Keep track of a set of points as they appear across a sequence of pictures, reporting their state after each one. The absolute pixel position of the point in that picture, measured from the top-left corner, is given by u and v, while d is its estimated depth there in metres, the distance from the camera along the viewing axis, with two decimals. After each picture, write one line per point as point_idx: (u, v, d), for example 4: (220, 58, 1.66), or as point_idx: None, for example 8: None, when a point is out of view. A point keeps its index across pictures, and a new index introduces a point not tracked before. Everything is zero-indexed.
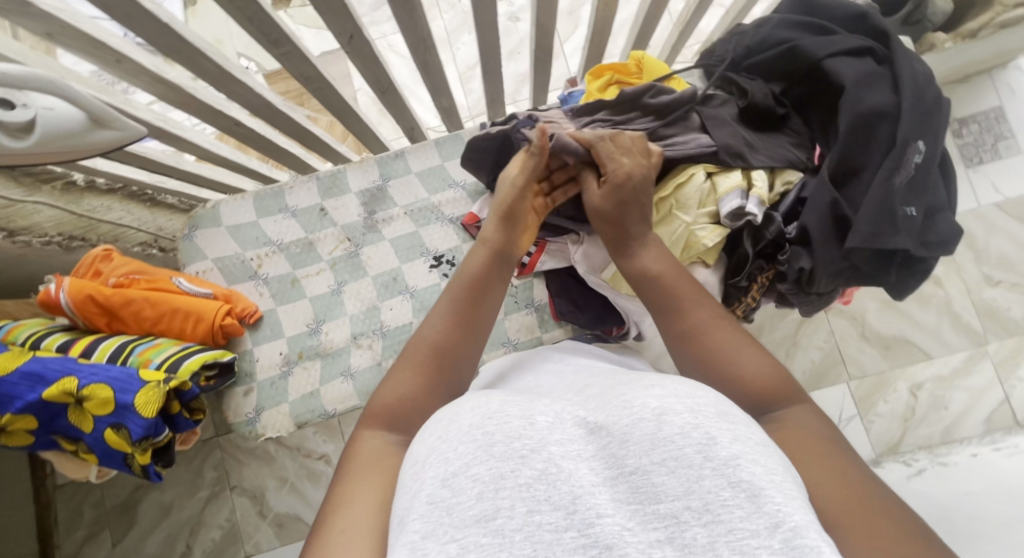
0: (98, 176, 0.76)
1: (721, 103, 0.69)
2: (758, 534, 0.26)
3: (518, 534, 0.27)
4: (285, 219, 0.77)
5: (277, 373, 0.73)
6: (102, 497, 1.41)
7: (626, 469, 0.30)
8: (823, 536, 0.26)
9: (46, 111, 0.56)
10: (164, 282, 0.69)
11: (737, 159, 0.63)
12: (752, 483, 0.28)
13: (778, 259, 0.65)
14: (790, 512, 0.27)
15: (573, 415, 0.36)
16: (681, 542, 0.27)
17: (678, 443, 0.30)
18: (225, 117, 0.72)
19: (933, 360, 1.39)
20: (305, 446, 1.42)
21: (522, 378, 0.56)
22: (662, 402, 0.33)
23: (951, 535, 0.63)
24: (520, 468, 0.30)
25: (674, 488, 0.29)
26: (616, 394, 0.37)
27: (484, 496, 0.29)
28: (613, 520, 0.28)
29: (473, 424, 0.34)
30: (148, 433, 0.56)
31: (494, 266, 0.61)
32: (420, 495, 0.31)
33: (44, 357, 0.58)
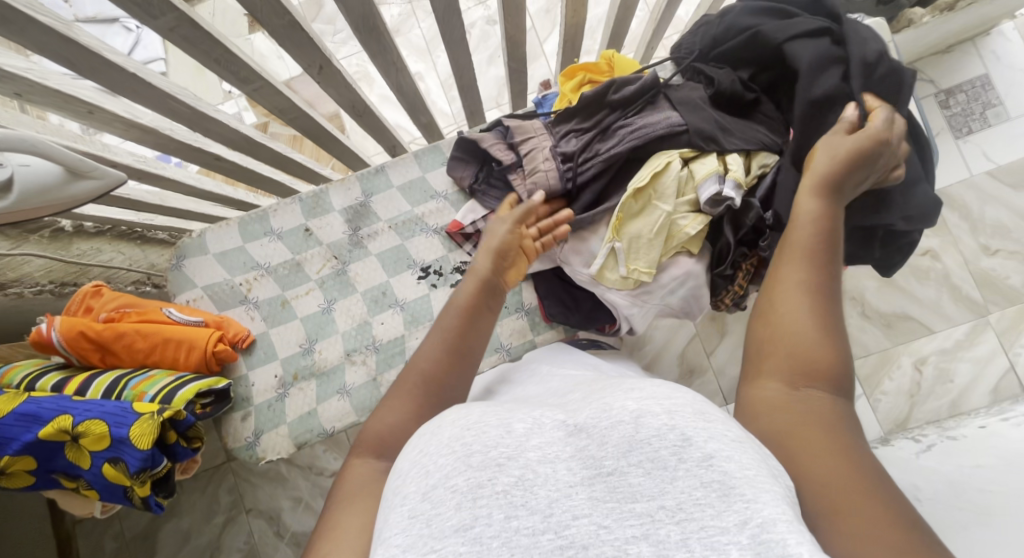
0: (85, 221, 0.78)
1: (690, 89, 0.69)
2: (727, 531, 0.26)
3: (495, 541, 0.27)
4: (272, 242, 0.77)
5: (274, 397, 0.74)
6: (121, 530, 1.42)
7: (602, 471, 0.30)
8: (792, 527, 0.26)
9: (21, 168, 0.56)
10: (155, 313, 0.69)
11: (711, 142, 0.64)
12: (723, 482, 0.29)
13: (760, 246, 0.66)
14: (758, 509, 0.27)
15: (552, 420, 0.37)
16: (656, 539, 0.26)
17: (654, 444, 0.31)
18: (205, 153, 0.72)
19: (936, 334, 1.38)
20: (317, 464, 1.44)
21: (513, 389, 0.57)
22: (640, 404, 0.33)
23: (960, 509, 0.63)
24: (498, 476, 0.30)
25: (649, 488, 0.29)
26: (596, 396, 0.38)
27: (462, 506, 0.29)
28: (590, 519, 0.28)
29: (452, 437, 0.35)
30: (145, 464, 0.57)
31: (483, 296, 0.60)
32: (402, 510, 0.31)
33: (38, 397, 0.58)
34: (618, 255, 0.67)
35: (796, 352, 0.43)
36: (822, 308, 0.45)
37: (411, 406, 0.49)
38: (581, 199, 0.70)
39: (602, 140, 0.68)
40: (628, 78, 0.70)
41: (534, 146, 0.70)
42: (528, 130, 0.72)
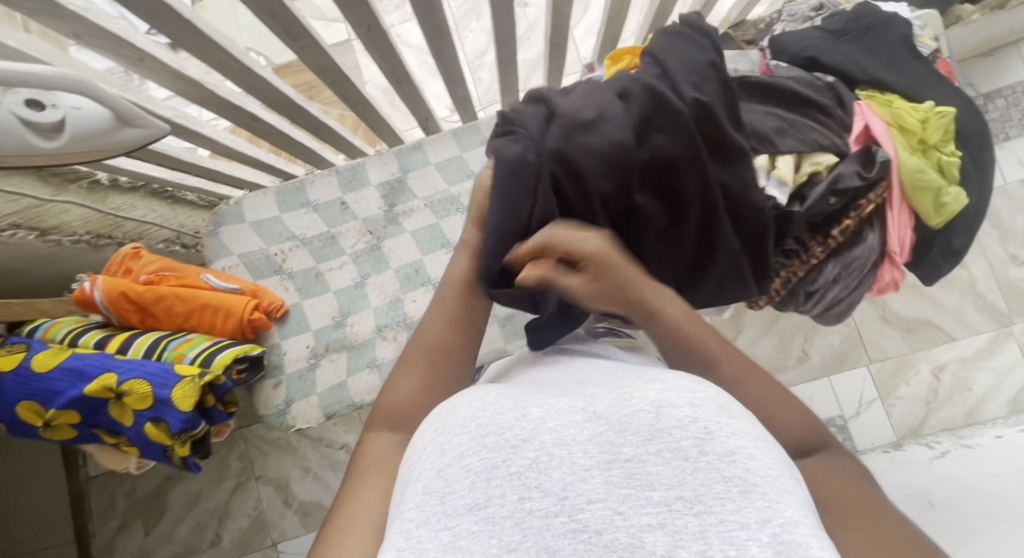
0: (121, 175, 0.78)
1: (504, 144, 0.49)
2: (747, 527, 0.24)
3: (508, 521, 0.25)
4: (307, 214, 0.77)
5: (305, 367, 0.75)
6: (134, 487, 1.47)
7: (620, 456, 0.28)
8: (815, 532, 0.24)
9: (74, 111, 0.57)
10: (193, 278, 0.70)
11: (765, 142, 0.58)
12: (745, 478, 0.26)
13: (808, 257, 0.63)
14: (781, 508, 0.25)
15: (569, 407, 0.34)
16: (672, 529, 0.24)
17: (674, 435, 0.28)
18: (244, 112, 0.75)
19: (957, 342, 1.39)
20: (326, 436, 1.47)
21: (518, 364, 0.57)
22: (663, 395, 0.31)
23: (977, 515, 0.63)
24: (512, 456, 0.28)
25: (668, 477, 0.26)
26: (613, 387, 0.36)
27: (476, 485, 0.27)
28: (605, 504, 0.25)
29: (468, 417, 0.32)
30: (187, 425, 0.58)
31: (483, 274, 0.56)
32: (416, 486, 0.30)
33: (82, 353, 0.59)
34: None
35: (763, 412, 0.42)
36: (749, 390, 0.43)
37: (417, 380, 0.49)
38: None
39: None
40: None
41: None
42: None
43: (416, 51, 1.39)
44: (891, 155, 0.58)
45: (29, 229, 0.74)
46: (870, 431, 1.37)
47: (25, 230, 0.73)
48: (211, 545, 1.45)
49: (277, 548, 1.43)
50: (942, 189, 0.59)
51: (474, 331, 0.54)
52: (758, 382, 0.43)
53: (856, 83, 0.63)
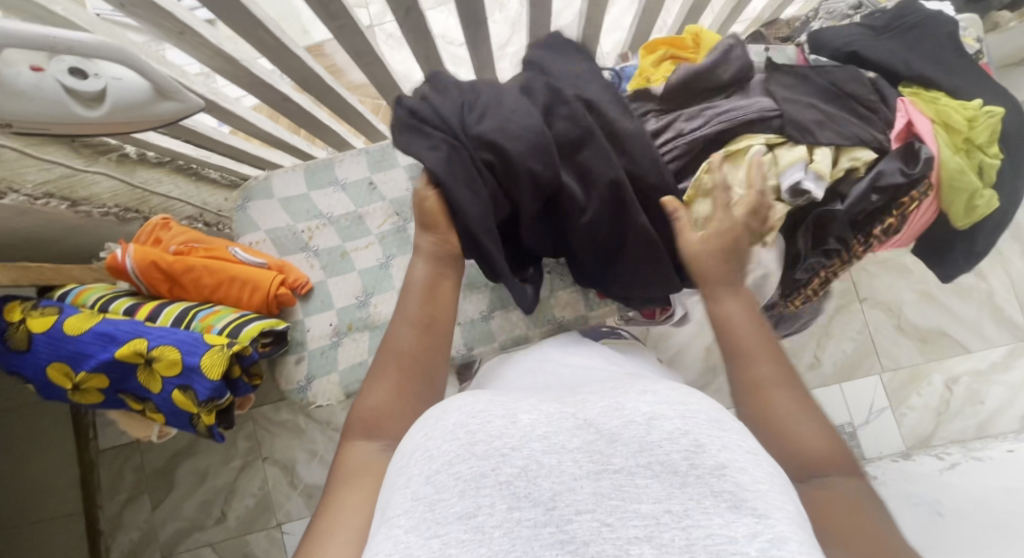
0: (148, 149, 0.78)
1: (432, 147, 0.56)
2: (735, 541, 0.25)
3: (497, 531, 0.26)
4: (335, 192, 0.77)
5: (327, 344, 0.75)
6: (143, 462, 1.48)
7: (609, 467, 0.29)
8: (803, 547, 0.25)
9: (114, 81, 0.57)
10: (222, 251, 0.70)
11: (805, 133, 0.57)
12: (735, 493, 0.27)
13: (848, 256, 0.64)
14: (771, 525, 0.26)
15: (559, 413, 0.35)
16: (659, 541, 0.25)
17: (664, 448, 0.30)
18: (275, 91, 0.76)
19: (971, 354, 1.39)
20: (334, 420, 1.47)
21: (518, 376, 0.61)
22: (654, 408, 0.32)
23: (991, 526, 0.63)
24: (501, 466, 0.29)
25: (656, 491, 0.27)
26: (603, 396, 0.37)
27: (465, 494, 0.28)
28: (593, 515, 0.26)
29: (458, 423, 0.33)
30: (214, 394, 0.59)
31: (441, 278, 0.60)
32: (405, 492, 0.31)
33: (113, 319, 0.60)
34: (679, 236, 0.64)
35: (783, 428, 0.44)
36: (778, 392, 0.46)
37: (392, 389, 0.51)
38: None
39: (685, 115, 0.61)
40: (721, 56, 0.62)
41: None
42: None
43: (439, 40, 1.38)
44: (934, 151, 0.58)
45: (61, 200, 0.74)
46: (879, 439, 1.36)
47: (58, 201, 0.73)
48: (216, 522, 1.46)
49: (281, 528, 1.45)
50: (977, 191, 0.60)
51: (443, 334, 0.57)
52: (783, 392, 0.46)
53: (900, 79, 0.63)
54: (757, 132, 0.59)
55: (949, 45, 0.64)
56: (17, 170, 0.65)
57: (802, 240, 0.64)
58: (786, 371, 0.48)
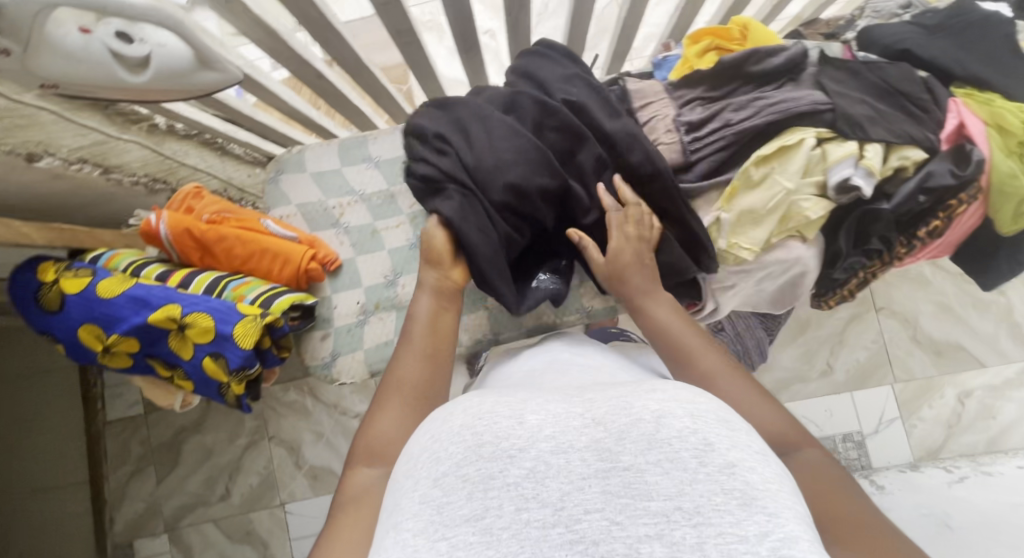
0: (177, 121, 0.77)
1: (446, 199, 0.59)
2: (746, 540, 0.24)
3: (505, 532, 0.26)
4: (369, 169, 0.76)
5: (355, 322, 0.74)
6: (149, 436, 1.49)
7: (618, 465, 0.28)
8: (812, 546, 0.25)
9: (159, 48, 0.53)
10: (254, 223, 0.69)
11: (857, 129, 0.56)
12: (746, 491, 0.27)
13: (890, 256, 0.64)
14: (781, 523, 0.26)
15: (565, 410, 0.34)
16: (670, 540, 0.24)
17: (674, 445, 0.29)
18: (310, 66, 0.76)
19: (986, 369, 1.38)
20: (342, 403, 1.47)
21: (520, 377, 0.58)
22: (662, 406, 0.32)
23: (1009, 540, 0.63)
24: (509, 468, 0.29)
25: (667, 488, 0.27)
26: (612, 394, 0.36)
27: (473, 496, 0.28)
28: (602, 514, 0.26)
29: (464, 425, 0.33)
30: (245, 363, 0.58)
31: (442, 311, 0.61)
32: (414, 496, 0.30)
33: (147, 284, 0.59)
34: (719, 228, 0.62)
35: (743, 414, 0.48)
36: (724, 384, 0.50)
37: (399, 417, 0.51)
38: (692, 168, 0.62)
39: (734, 105, 0.60)
40: (773, 46, 0.61)
41: (655, 111, 0.64)
42: (647, 93, 0.66)
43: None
44: (985, 154, 0.57)
45: (94, 165, 0.73)
46: (887, 450, 1.36)
47: (91, 166, 0.72)
48: (220, 499, 1.47)
49: (284, 508, 1.45)
50: None
51: (445, 366, 0.58)
52: (729, 380, 0.51)
53: (954, 80, 0.62)
54: (808, 124, 0.58)
55: (1007, 48, 0.63)
56: (53, 132, 0.64)
57: (846, 237, 0.63)
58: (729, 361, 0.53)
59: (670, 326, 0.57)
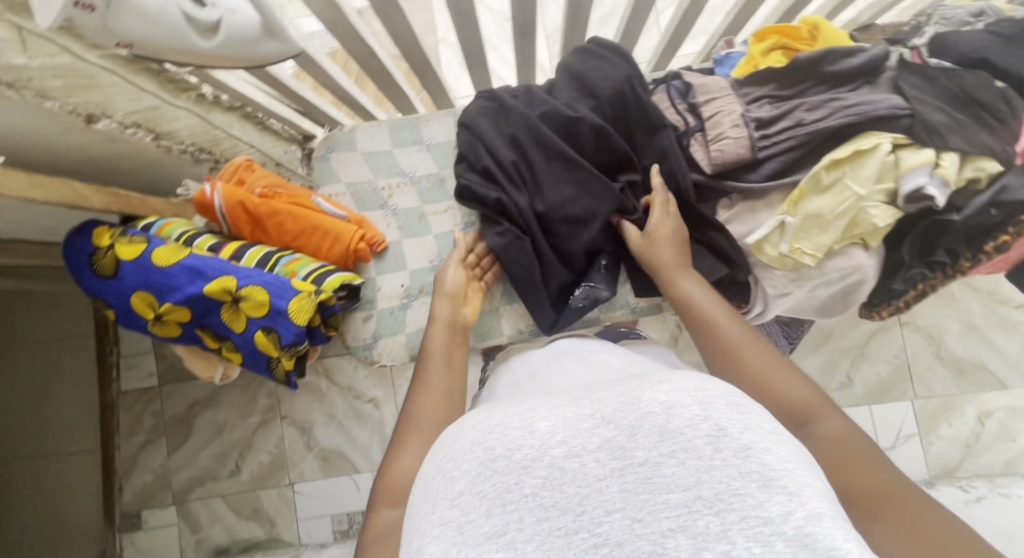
0: (223, 92, 0.77)
1: (499, 234, 0.68)
2: (770, 521, 0.23)
3: (529, 545, 0.25)
4: (419, 152, 0.76)
5: (397, 305, 0.73)
6: (162, 408, 1.46)
7: (632, 461, 0.27)
8: (838, 524, 0.24)
9: (228, 14, 0.53)
10: (305, 199, 0.69)
11: (934, 135, 0.56)
12: (764, 472, 0.25)
13: (953, 268, 0.63)
14: (803, 501, 0.24)
15: (574, 411, 0.32)
16: (694, 532, 0.23)
17: (687, 434, 0.27)
18: (364, 43, 0.75)
19: (1009, 391, 1.36)
20: (356, 387, 1.44)
21: (533, 376, 0.55)
22: (671, 395, 0.29)
23: None
24: (524, 478, 0.27)
25: (684, 478, 0.25)
26: (619, 388, 0.34)
27: (492, 512, 0.27)
28: (623, 513, 0.25)
29: (474, 441, 0.31)
30: (297, 339, 0.59)
31: (455, 344, 0.61)
32: (432, 518, 0.29)
33: (201, 254, 0.59)
34: (784, 232, 0.61)
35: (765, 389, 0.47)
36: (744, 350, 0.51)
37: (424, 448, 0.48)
38: (759, 167, 0.62)
39: (807, 105, 0.59)
40: (851, 47, 0.60)
41: (720, 108, 0.62)
42: (712, 89, 0.64)
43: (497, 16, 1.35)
44: None
45: (147, 131, 0.72)
46: (903, 466, 1.35)
47: (144, 131, 0.71)
48: (230, 475, 1.44)
49: (293, 488, 1.43)
50: None
51: (461, 402, 0.55)
52: (755, 349, 0.50)
53: None
54: (884, 129, 0.57)
55: None
56: (110, 93, 0.62)
57: (911, 244, 0.63)
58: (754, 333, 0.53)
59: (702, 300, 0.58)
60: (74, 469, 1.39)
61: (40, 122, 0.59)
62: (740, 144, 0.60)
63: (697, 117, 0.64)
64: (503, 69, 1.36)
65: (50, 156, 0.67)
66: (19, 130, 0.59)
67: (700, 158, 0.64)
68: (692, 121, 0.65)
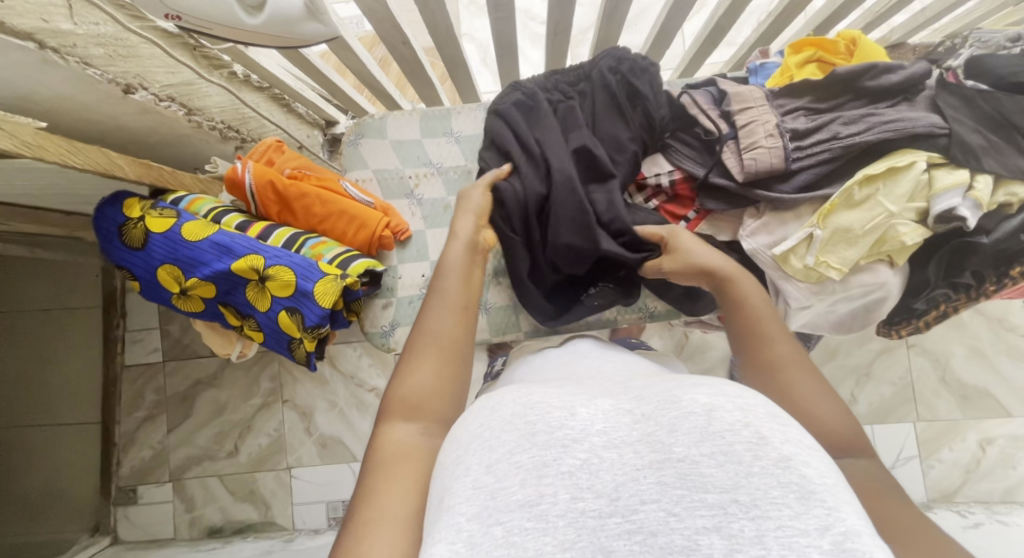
0: (254, 72, 0.78)
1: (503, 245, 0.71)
2: (807, 534, 0.23)
3: (561, 520, 0.24)
4: (448, 143, 0.76)
5: (417, 295, 0.73)
6: (164, 385, 1.44)
7: (671, 457, 0.26)
8: (875, 542, 0.23)
9: None
10: (333, 183, 0.69)
11: (971, 157, 0.56)
12: (803, 485, 0.25)
13: (980, 291, 0.63)
14: (841, 517, 0.24)
15: (617, 406, 0.32)
16: (728, 532, 0.23)
17: (728, 438, 0.27)
18: (399, 32, 0.75)
19: (1012, 419, 1.35)
20: (359, 375, 1.44)
21: (553, 368, 0.54)
22: (713, 398, 0.29)
23: None
24: (562, 457, 0.27)
25: (722, 481, 0.25)
26: (657, 387, 0.34)
27: (528, 482, 0.26)
28: (659, 505, 0.24)
29: (514, 414, 0.31)
30: (321, 322, 0.59)
31: (474, 265, 0.58)
32: (465, 480, 0.29)
33: (230, 231, 0.60)
34: (811, 244, 0.61)
35: (799, 406, 0.44)
36: (799, 375, 0.46)
37: (442, 374, 0.47)
38: (791, 179, 0.62)
39: (843, 119, 0.60)
40: (891, 64, 0.60)
41: (755, 118, 0.62)
42: (747, 98, 0.63)
43: (523, 15, 1.34)
44: None
45: (179, 105, 0.72)
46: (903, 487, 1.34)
47: (177, 105, 0.71)
48: (227, 455, 1.43)
49: (290, 472, 1.42)
50: None
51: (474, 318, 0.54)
52: (802, 375, 0.46)
53: None
54: (921, 148, 0.57)
55: None
56: (147, 66, 0.64)
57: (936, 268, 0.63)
58: (803, 355, 0.48)
59: (756, 304, 0.52)
60: (71, 438, 1.41)
61: (78, 90, 0.59)
62: (772, 154, 0.60)
63: (729, 126, 0.63)
64: (525, 68, 1.36)
65: (82, 125, 0.67)
66: (56, 97, 0.59)
67: (731, 164, 0.63)
68: (719, 126, 0.63)
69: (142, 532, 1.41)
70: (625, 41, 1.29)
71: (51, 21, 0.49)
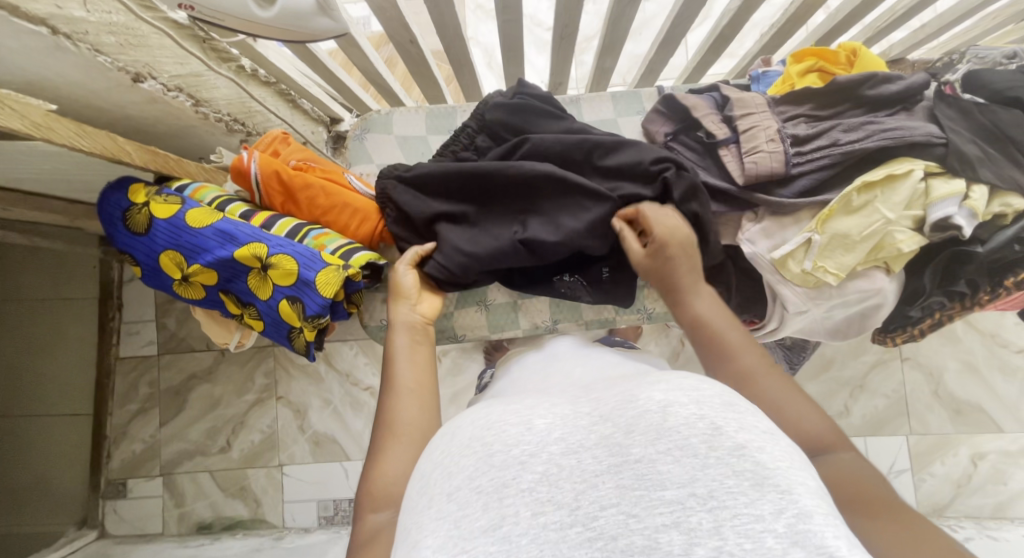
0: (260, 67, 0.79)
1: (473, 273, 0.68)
2: (762, 519, 0.23)
3: (524, 539, 0.24)
4: None
5: None
6: (158, 378, 1.44)
7: (629, 458, 0.26)
8: (828, 521, 0.24)
9: None
10: (338, 176, 0.70)
11: (967, 167, 0.57)
12: (757, 471, 0.25)
13: (976, 300, 0.63)
14: (795, 499, 0.24)
15: (578, 411, 0.32)
16: (687, 527, 0.23)
17: (683, 432, 0.27)
18: (407, 32, 0.76)
19: (1004, 434, 1.36)
20: (354, 374, 1.43)
21: (536, 376, 0.53)
22: (668, 395, 0.29)
23: None
24: (521, 474, 0.27)
25: (678, 476, 0.25)
26: (618, 388, 0.34)
27: (489, 507, 0.26)
28: (618, 509, 0.24)
29: (473, 437, 0.32)
30: (321, 312, 0.59)
31: (420, 344, 0.56)
32: (429, 513, 0.29)
33: (234, 220, 0.61)
34: (809, 249, 0.61)
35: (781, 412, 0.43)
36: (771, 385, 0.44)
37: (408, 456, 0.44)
38: (792, 184, 0.63)
39: (844, 126, 0.61)
40: (890, 75, 0.62)
41: (757, 123, 0.63)
42: (749, 104, 0.65)
43: (528, 22, 1.36)
44: None
45: (188, 96, 0.71)
46: None
47: (185, 96, 0.70)
48: (219, 451, 1.42)
49: (282, 470, 1.41)
50: None
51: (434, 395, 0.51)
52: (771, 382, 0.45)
53: None
54: (920, 157, 0.58)
55: None
56: (156, 56, 0.64)
57: (932, 275, 0.64)
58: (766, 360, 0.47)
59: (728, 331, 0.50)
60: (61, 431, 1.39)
61: (88, 77, 0.59)
62: (773, 159, 0.61)
63: (731, 130, 0.64)
64: (530, 74, 1.37)
65: (90, 113, 0.68)
66: (65, 84, 0.59)
67: (732, 167, 0.63)
68: (719, 131, 0.65)
69: (131, 527, 1.40)
70: (630, 50, 1.31)
71: (65, 8, 0.50)
